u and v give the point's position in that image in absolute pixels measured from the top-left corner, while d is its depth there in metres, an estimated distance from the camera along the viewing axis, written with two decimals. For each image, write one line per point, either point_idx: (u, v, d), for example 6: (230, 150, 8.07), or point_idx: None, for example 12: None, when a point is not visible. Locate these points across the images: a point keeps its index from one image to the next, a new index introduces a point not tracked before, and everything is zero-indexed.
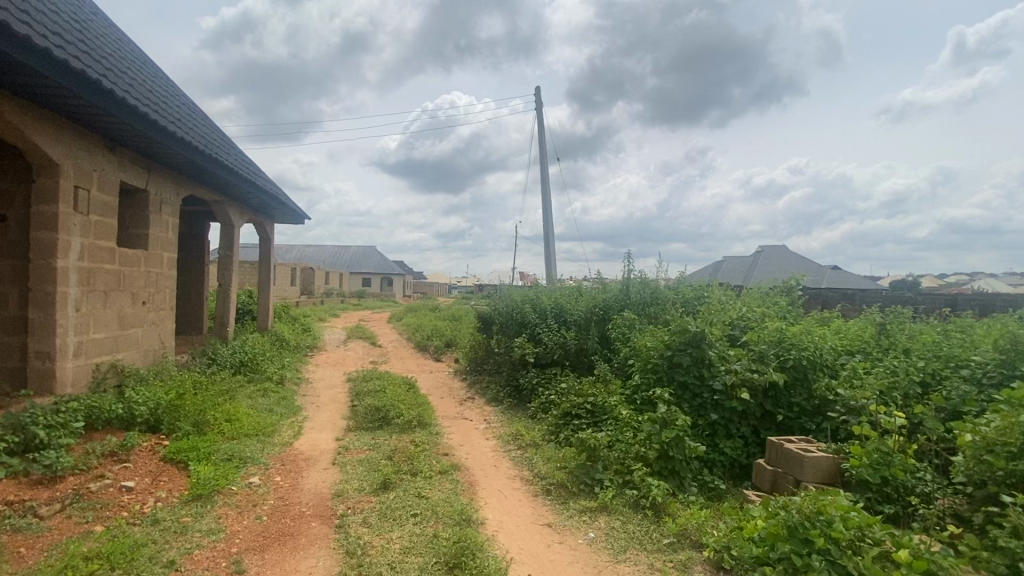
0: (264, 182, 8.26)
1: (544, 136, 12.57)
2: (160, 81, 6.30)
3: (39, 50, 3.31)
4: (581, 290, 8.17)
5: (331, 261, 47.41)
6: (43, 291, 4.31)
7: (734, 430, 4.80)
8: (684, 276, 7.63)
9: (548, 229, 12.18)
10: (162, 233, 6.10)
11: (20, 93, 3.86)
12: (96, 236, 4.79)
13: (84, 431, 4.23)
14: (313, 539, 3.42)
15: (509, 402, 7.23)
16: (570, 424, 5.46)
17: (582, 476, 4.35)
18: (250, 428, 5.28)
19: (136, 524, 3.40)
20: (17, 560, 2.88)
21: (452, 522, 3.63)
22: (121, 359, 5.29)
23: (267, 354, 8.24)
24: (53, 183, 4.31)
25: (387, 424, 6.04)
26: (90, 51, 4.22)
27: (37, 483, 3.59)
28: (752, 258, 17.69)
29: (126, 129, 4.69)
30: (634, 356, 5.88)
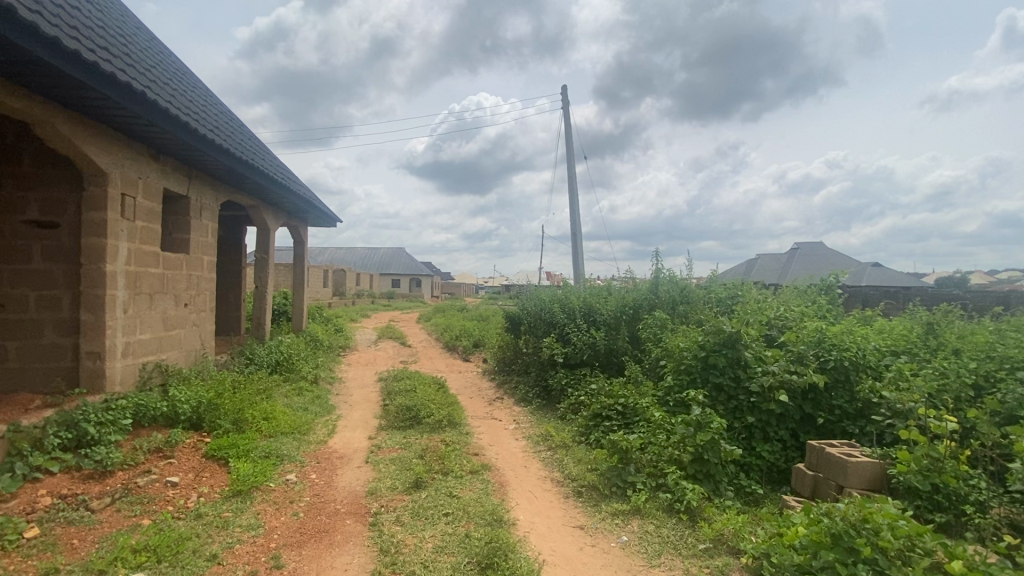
0: (298, 187, 8.48)
1: (570, 135, 12.46)
2: (199, 91, 6.53)
3: (88, 64, 3.47)
4: (610, 289, 8.07)
5: (362, 262, 48.36)
6: (93, 294, 4.51)
7: (772, 433, 4.64)
8: (716, 275, 7.45)
9: (575, 228, 12.08)
10: (202, 237, 6.33)
11: (71, 106, 4.06)
12: (142, 241, 5.00)
13: (131, 427, 4.42)
14: (348, 537, 3.48)
15: (537, 402, 7.21)
16: (601, 425, 5.40)
17: (613, 478, 4.29)
18: (286, 426, 5.42)
19: (181, 519, 3.53)
20: (70, 552, 3.03)
21: (483, 522, 3.64)
22: (165, 359, 5.52)
23: (302, 355, 8.45)
24: (101, 190, 4.51)
25: (418, 423, 6.11)
26: (135, 64, 4.41)
27: (89, 477, 3.77)
28: (787, 256, 17.14)
29: (167, 138, 4.88)
30: (666, 356, 5.77)
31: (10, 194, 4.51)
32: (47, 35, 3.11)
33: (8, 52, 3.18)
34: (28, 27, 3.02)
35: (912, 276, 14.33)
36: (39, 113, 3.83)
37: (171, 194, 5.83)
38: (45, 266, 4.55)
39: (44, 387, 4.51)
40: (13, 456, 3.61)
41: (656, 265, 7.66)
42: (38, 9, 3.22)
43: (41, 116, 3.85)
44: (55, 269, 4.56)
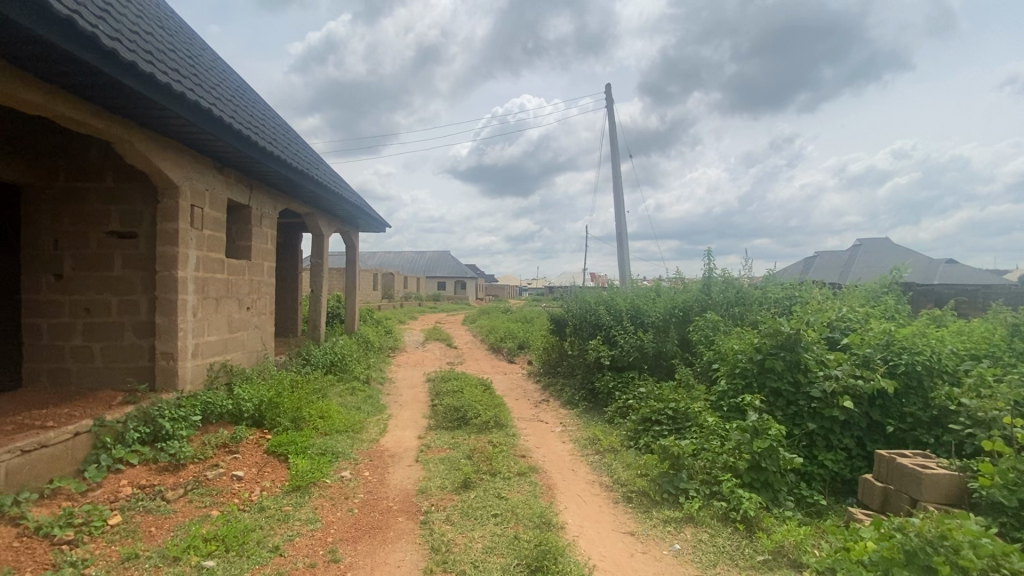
0: (349, 194, 8.81)
1: (615, 133, 12.30)
2: (259, 106, 6.90)
3: (162, 85, 3.74)
4: (659, 290, 7.88)
5: (409, 265, 49.55)
6: (166, 298, 4.85)
7: (836, 441, 4.39)
8: (771, 274, 7.14)
9: (621, 228, 11.89)
10: (262, 244, 6.69)
11: (147, 125, 4.40)
12: (209, 249, 5.35)
13: (200, 424, 4.73)
14: (400, 534, 3.57)
15: (584, 404, 7.13)
16: (651, 430, 5.27)
17: (665, 484, 4.18)
18: (341, 424, 5.64)
19: (246, 511, 3.73)
20: (148, 538, 3.27)
21: (532, 524, 3.64)
22: (230, 359, 5.85)
23: (355, 356, 8.76)
24: (173, 203, 4.84)
25: (466, 424, 6.19)
26: (201, 83, 4.70)
27: (164, 469, 4.06)
28: (849, 253, 16.19)
29: (230, 151, 5.18)
30: (720, 360, 5.58)
31: (95, 207, 4.88)
32: (125, 60, 3.36)
33: (92, 77, 3.47)
34: (109, 53, 3.28)
35: (991, 273, 13.19)
36: (118, 132, 4.15)
37: (234, 204, 6.19)
38: (125, 273, 4.90)
39: (123, 385, 4.86)
40: (99, 449, 3.91)
41: (707, 265, 7.42)
42: (118, 37, 3.50)
43: (120, 135, 4.17)
44: (134, 276, 4.90)
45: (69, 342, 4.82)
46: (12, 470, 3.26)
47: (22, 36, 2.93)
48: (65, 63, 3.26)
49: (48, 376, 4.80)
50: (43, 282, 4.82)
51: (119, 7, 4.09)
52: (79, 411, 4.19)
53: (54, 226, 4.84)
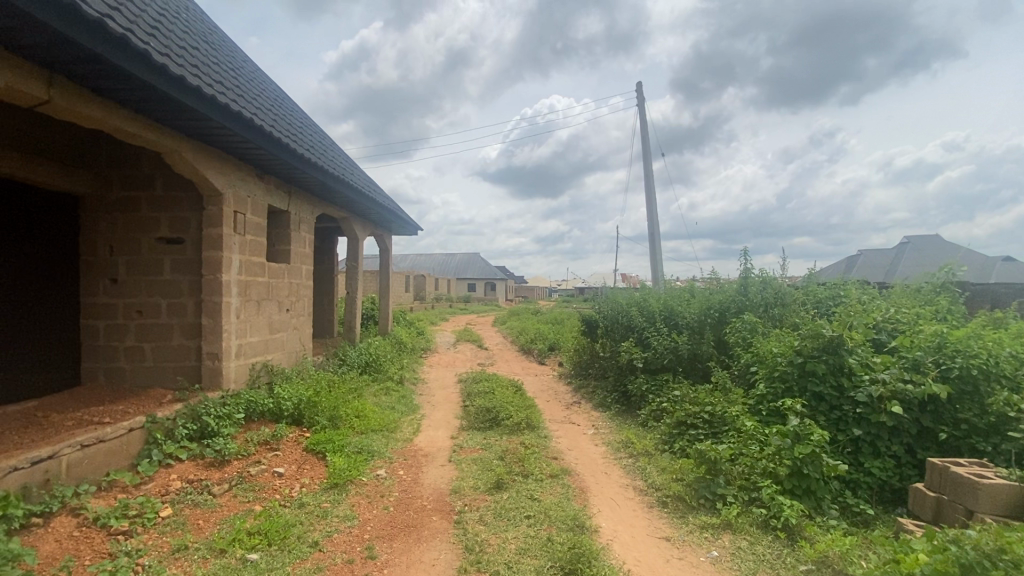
0: (382, 198, 8.99)
1: (646, 132, 12.12)
2: (296, 115, 7.12)
3: (207, 97, 3.91)
4: (693, 291, 7.73)
5: (440, 268, 50.12)
6: (212, 300, 5.07)
7: (884, 448, 4.20)
8: (812, 274, 6.89)
9: (653, 228, 11.71)
10: (301, 248, 6.90)
11: (194, 135, 4.61)
12: (251, 253, 5.56)
13: (244, 421, 4.91)
14: (435, 533, 3.62)
15: (616, 407, 7.05)
16: (686, 434, 5.17)
17: (701, 489, 4.10)
18: (376, 424, 5.77)
19: (286, 506, 3.86)
20: (197, 531, 3.42)
21: (565, 527, 3.63)
22: (271, 359, 6.06)
23: (388, 356, 8.92)
24: (218, 209, 5.05)
25: (497, 425, 6.21)
26: (243, 94, 4.89)
27: (211, 464, 4.23)
28: (896, 251, 15.50)
29: (271, 159, 5.36)
30: (758, 363, 5.42)
31: (145, 214, 5.13)
32: (174, 75, 3.54)
33: (143, 91, 3.66)
34: (159, 68, 3.45)
35: None
36: (167, 143, 4.35)
37: (275, 210, 6.41)
38: (174, 277, 5.14)
39: (173, 383, 5.10)
40: (151, 444, 4.11)
41: (743, 265, 7.25)
42: (168, 53, 3.68)
43: (169, 146, 4.38)
44: (182, 279, 5.13)
45: (123, 342, 5.09)
46: (73, 463, 3.46)
47: (82, 54, 3.12)
48: (120, 78, 3.45)
49: (104, 375, 5.08)
50: (101, 286, 5.11)
51: (168, 23, 4.30)
52: (133, 408, 4.42)
53: (109, 232, 5.13)
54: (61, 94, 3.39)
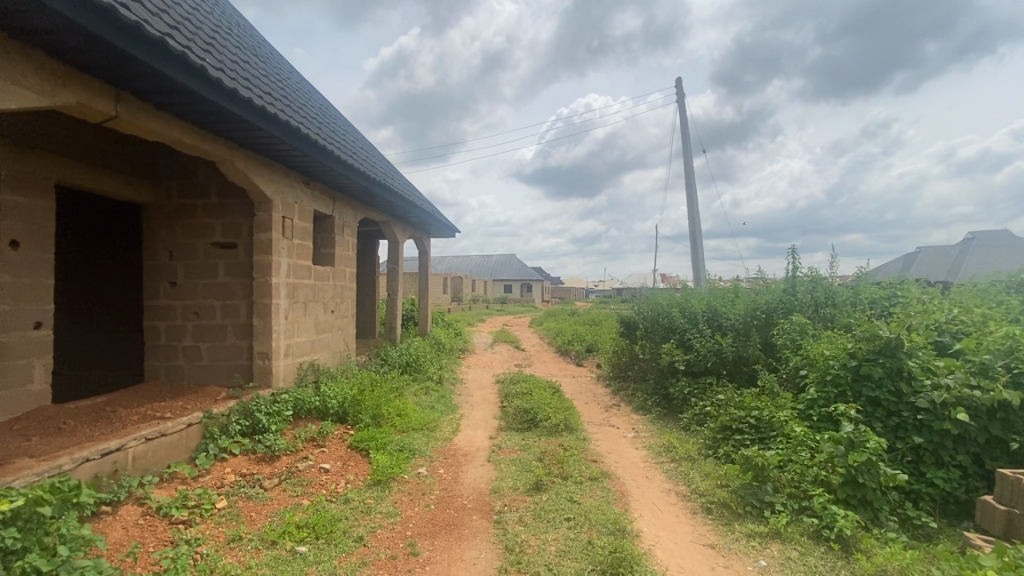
0: (422, 202, 9.16)
1: (687, 128, 11.84)
2: (340, 123, 7.36)
3: (258, 108, 4.09)
4: (737, 292, 7.49)
5: (477, 269, 50.52)
6: (263, 302, 5.29)
7: (947, 457, 3.96)
8: (865, 272, 6.56)
9: (694, 227, 11.43)
10: (344, 252, 7.12)
11: (245, 145, 4.83)
12: (298, 256, 5.77)
13: (292, 418, 5.10)
14: (475, 531, 3.66)
15: (657, 410, 6.92)
16: (731, 439, 5.01)
17: (747, 496, 3.95)
18: (416, 423, 5.89)
19: (333, 501, 3.99)
20: (250, 522, 3.58)
21: (606, 531, 3.59)
22: (318, 359, 6.28)
23: (428, 356, 9.07)
24: (267, 215, 5.28)
25: (535, 426, 6.20)
26: (290, 104, 5.09)
27: (262, 459, 4.42)
28: (959, 249, 14.57)
29: (317, 166, 5.56)
30: (808, 366, 5.20)
31: (201, 221, 5.41)
32: (228, 88, 3.72)
33: (200, 104, 3.87)
34: (214, 82, 3.64)
35: None
36: (222, 152, 4.58)
37: (320, 215, 6.64)
38: (227, 280, 5.39)
39: (226, 381, 5.35)
40: (208, 438, 4.33)
41: (791, 264, 7.00)
42: (222, 68, 3.88)
43: (223, 155, 4.61)
44: (235, 282, 5.38)
45: (182, 342, 5.39)
46: (138, 455, 3.69)
47: (145, 72, 3.33)
48: (179, 93, 3.66)
49: (164, 373, 5.39)
50: (161, 289, 5.43)
51: (221, 40, 4.53)
52: (191, 404, 4.67)
53: (168, 239, 5.43)
54: (126, 109, 3.63)
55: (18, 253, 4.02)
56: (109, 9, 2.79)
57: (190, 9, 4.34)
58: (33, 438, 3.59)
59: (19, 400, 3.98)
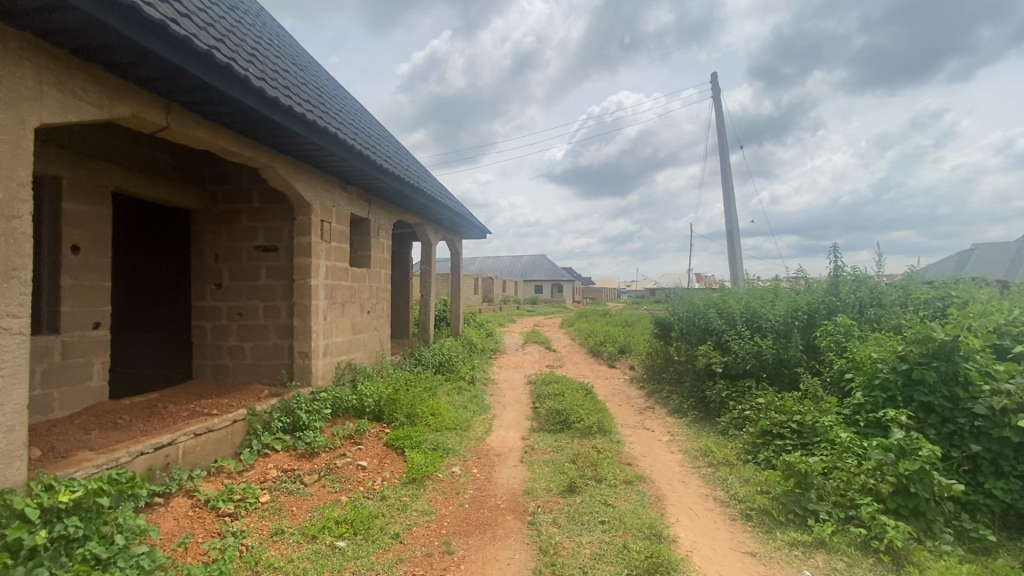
0: (454, 204, 9.27)
1: (722, 124, 11.55)
2: (375, 128, 7.52)
3: (298, 116, 4.23)
4: (777, 292, 7.26)
5: (508, 270, 50.65)
6: (303, 303, 5.46)
7: (1008, 467, 3.74)
8: (916, 271, 6.25)
9: (730, 226, 11.13)
10: (380, 254, 7.27)
11: (286, 152, 4.99)
12: (336, 259, 5.93)
13: (330, 416, 5.24)
14: (509, 532, 3.67)
15: (694, 414, 6.77)
16: (772, 444, 4.85)
17: (789, 504, 3.81)
18: (450, 422, 5.95)
19: (370, 498, 4.08)
20: (292, 516, 3.70)
21: (642, 535, 3.54)
22: (354, 358, 6.43)
23: (460, 356, 9.16)
24: (306, 219, 5.44)
25: (568, 427, 6.17)
26: (327, 110, 5.23)
27: (302, 455, 4.56)
28: (1020, 245, 13.71)
29: (353, 171, 5.70)
30: (854, 369, 5.00)
31: (245, 225, 5.62)
32: (270, 97, 3.86)
33: (244, 113, 4.02)
34: (257, 92, 3.78)
35: None
36: (264, 159, 4.75)
37: (356, 218, 6.80)
38: (269, 282, 5.58)
39: (269, 379, 5.54)
40: (252, 435, 4.51)
41: (834, 263, 6.72)
42: (264, 77, 4.03)
43: (265, 162, 4.78)
44: (276, 284, 5.56)
45: (227, 341, 5.62)
46: (188, 449, 3.87)
47: (194, 83, 3.48)
48: (224, 103, 3.82)
49: (211, 370, 5.63)
50: (208, 291, 5.67)
51: (263, 51, 4.70)
52: (236, 401, 4.86)
53: (214, 242, 5.66)
54: (176, 119, 3.81)
55: (79, 257, 4.27)
56: (162, 25, 2.93)
57: (234, 23, 4.51)
58: (92, 431, 3.81)
59: (79, 396, 4.22)
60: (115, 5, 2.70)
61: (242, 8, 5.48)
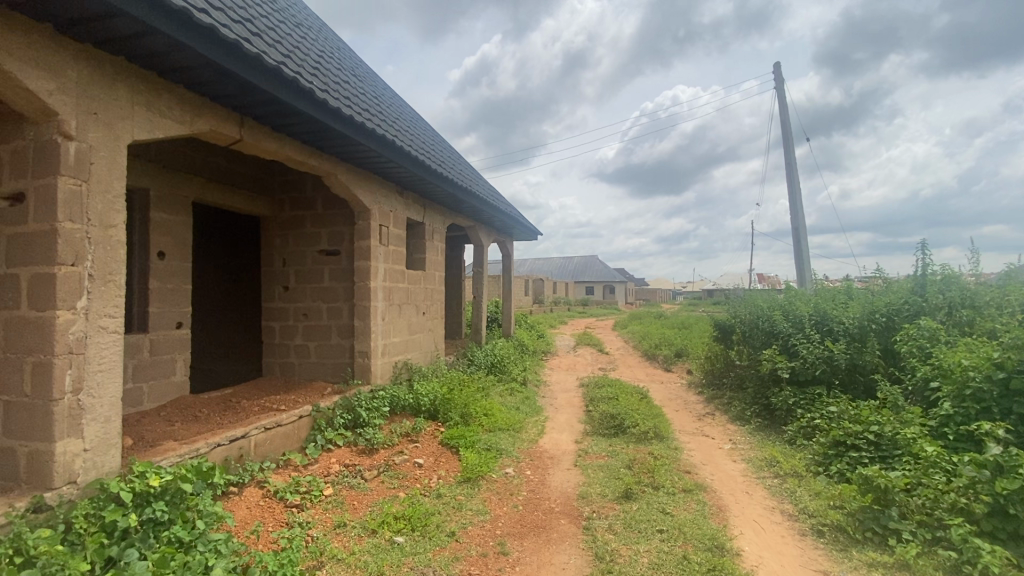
0: (506, 207, 9.35)
1: (786, 115, 10.97)
2: (429, 134, 7.72)
3: (359, 125, 4.40)
4: (851, 293, 6.80)
5: (559, 271, 50.41)
6: (362, 304, 5.66)
7: None
8: (1015, 270, 5.67)
9: (796, 223, 10.54)
10: (434, 256, 7.44)
11: (347, 160, 5.21)
12: (393, 262, 6.12)
13: (389, 414, 5.40)
14: (564, 536, 3.64)
15: (757, 421, 6.45)
16: (846, 456, 4.52)
17: (867, 521, 3.55)
18: (502, 423, 6.00)
19: (426, 495, 4.17)
20: (353, 510, 3.84)
21: (703, 547, 3.41)
22: (411, 358, 6.61)
23: (512, 358, 9.19)
24: (366, 223, 5.64)
25: (623, 432, 6.04)
26: (385, 118, 5.41)
27: (362, 451, 4.73)
28: None
29: (409, 176, 5.86)
30: (940, 377, 4.60)
31: (310, 230, 5.91)
32: (333, 108, 4.04)
33: (309, 124, 4.22)
34: (320, 103, 3.95)
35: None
36: (327, 167, 4.97)
37: (412, 222, 6.99)
38: (332, 284, 5.83)
39: (332, 376, 5.78)
40: (316, 430, 4.73)
41: (919, 260, 6.27)
42: (327, 89, 4.22)
43: (328, 170, 4.99)
44: (338, 286, 5.80)
45: (294, 340, 5.91)
46: (259, 443, 4.11)
47: (264, 97, 3.70)
48: (292, 115, 4.03)
49: (279, 368, 5.96)
50: (276, 292, 6.00)
51: (325, 64, 4.93)
52: (302, 398, 5.11)
53: (282, 247, 5.97)
54: (249, 132, 4.05)
55: (164, 262, 4.63)
56: (236, 44, 3.12)
57: (298, 39, 4.76)
58: (176, 423, 4.12)
59: (164, 389, 4.59)
60: (196, 28, 2.91)
61: (307, 25, 5.79)
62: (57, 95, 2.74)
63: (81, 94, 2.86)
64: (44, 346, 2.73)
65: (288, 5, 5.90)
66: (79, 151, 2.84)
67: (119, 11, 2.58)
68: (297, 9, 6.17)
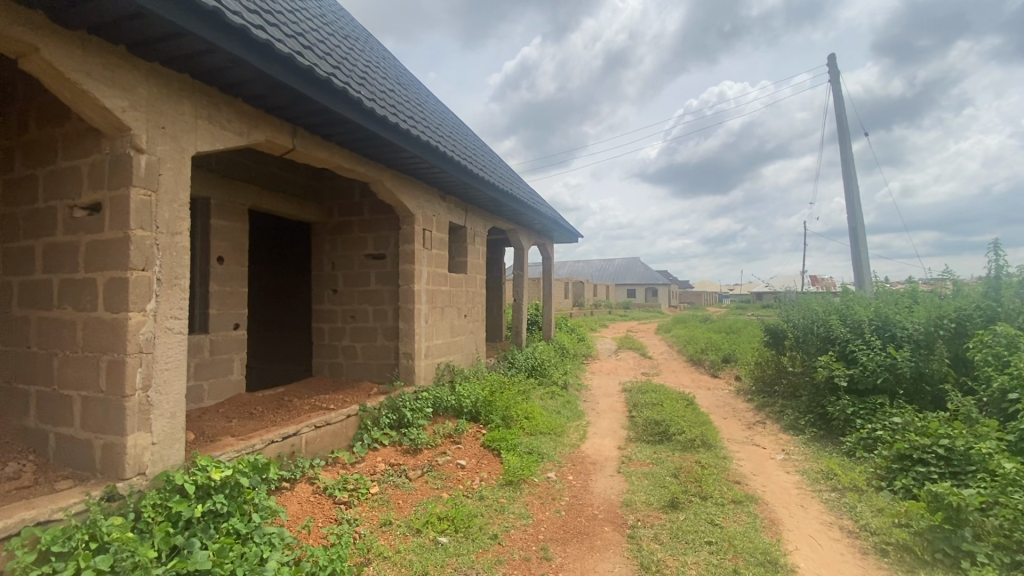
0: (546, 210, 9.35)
1: (841, 109, 10.44)
2: (471, 139, 7.82)
3: (404, 132, 4.50)
4: (915, 297, 6.38)
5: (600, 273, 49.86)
6: (407, 307, 5.78)
7: None
8: None
9: (853, 223, 10.00)
10: (476, 260, 7.52)
11: (393, 166, 5.34)
12: (436, 265, 6.22)
13: (432, 415, 5.49)
14: (608, 544, 3.59)
15: (812, 431, 6.13)
16: (912, 471, 4.24)
17: (937, 542, 3.32)
18: (543, 426, 5.98)
19: (469, 496, 4.21)
20: (398, 509, 3.91)
21: (753, 561, 3.28)
22: (453, 360, 6.69)
23: (552, 362, 9.14)
24: (410, 228, 5.76)
25: (668, 439, 5.90)
26: (428, 125, 5.52)
27: (407, 451, 4.82)
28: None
29: (452, 181, 5.95)
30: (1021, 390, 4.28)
31: (357, 235, 6.09)
32: (380, 116, 4.15)
33: (357, 132, 4.36)
34: (367, 112, 4.07)
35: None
36: (373, 174, 5.11)
37: (455, 226, 7.09)
38: (377, 287, 5.98)
39: (377, 377, 5.93)
40: (363, 429, 4.85)
41: (993, 261, 5.82)
42: (374, 98, 4.34)
43: (375, 176, 5.14)
44: (384, 289, 5.95)
45: (342, 342, 6.10)
46: (310, 440, 4.26)
47: (315, 108, 3.84)
48: (341, 124, 4.17)
49: (328, 368, 6.17)
50: (326, 295, 6.22)
51: (372, 74, 5.08)
52: (349, 397, 5.27)
53: (330, 251, 6.18)
54: (301, 142, 4.22)
55: (223, 267, 4.88)
56: (289, 58, 3.26)
57: (346, 50, 4.92)
58: (233, 419, 4.34)
59: (223, 387, 4.84)
60: (254, 45, 3.06)
61: (354, 37, 5.99)
62: (129, 112, 2.94)
63: (151, 109, 3.05)
64: (117, 346, 2.93)
65: (337, 18, 6.12)
66: (149, 163, 3.04)
67: (184, 31, 2.74)
68: (345, 21, 6.40)
